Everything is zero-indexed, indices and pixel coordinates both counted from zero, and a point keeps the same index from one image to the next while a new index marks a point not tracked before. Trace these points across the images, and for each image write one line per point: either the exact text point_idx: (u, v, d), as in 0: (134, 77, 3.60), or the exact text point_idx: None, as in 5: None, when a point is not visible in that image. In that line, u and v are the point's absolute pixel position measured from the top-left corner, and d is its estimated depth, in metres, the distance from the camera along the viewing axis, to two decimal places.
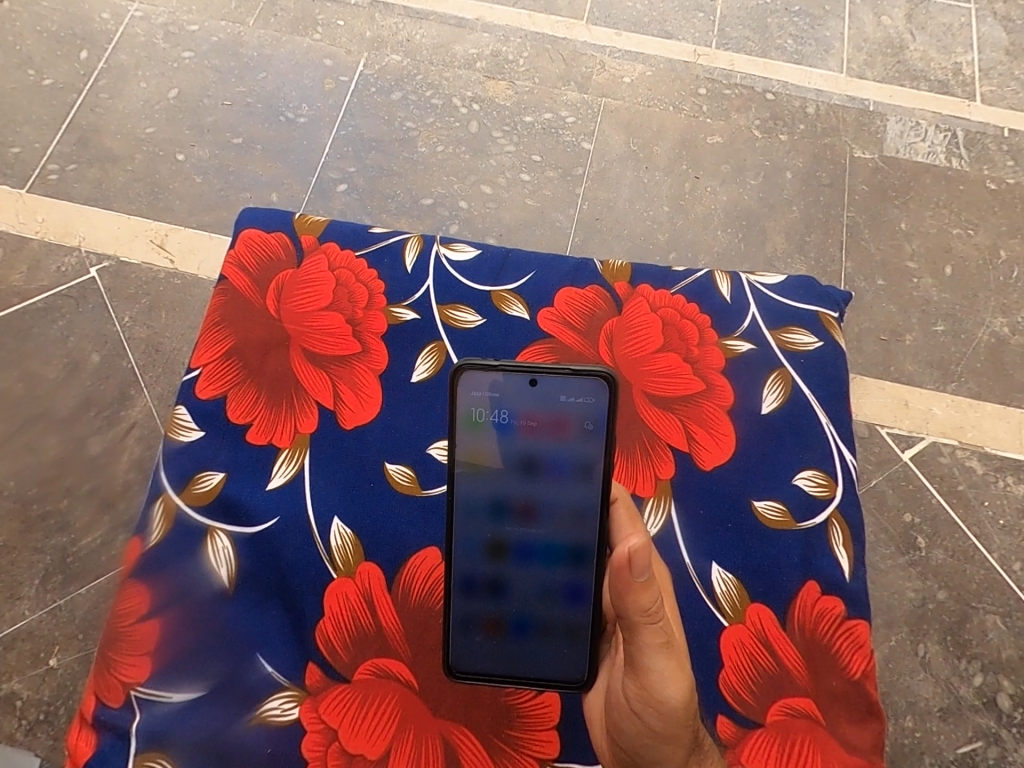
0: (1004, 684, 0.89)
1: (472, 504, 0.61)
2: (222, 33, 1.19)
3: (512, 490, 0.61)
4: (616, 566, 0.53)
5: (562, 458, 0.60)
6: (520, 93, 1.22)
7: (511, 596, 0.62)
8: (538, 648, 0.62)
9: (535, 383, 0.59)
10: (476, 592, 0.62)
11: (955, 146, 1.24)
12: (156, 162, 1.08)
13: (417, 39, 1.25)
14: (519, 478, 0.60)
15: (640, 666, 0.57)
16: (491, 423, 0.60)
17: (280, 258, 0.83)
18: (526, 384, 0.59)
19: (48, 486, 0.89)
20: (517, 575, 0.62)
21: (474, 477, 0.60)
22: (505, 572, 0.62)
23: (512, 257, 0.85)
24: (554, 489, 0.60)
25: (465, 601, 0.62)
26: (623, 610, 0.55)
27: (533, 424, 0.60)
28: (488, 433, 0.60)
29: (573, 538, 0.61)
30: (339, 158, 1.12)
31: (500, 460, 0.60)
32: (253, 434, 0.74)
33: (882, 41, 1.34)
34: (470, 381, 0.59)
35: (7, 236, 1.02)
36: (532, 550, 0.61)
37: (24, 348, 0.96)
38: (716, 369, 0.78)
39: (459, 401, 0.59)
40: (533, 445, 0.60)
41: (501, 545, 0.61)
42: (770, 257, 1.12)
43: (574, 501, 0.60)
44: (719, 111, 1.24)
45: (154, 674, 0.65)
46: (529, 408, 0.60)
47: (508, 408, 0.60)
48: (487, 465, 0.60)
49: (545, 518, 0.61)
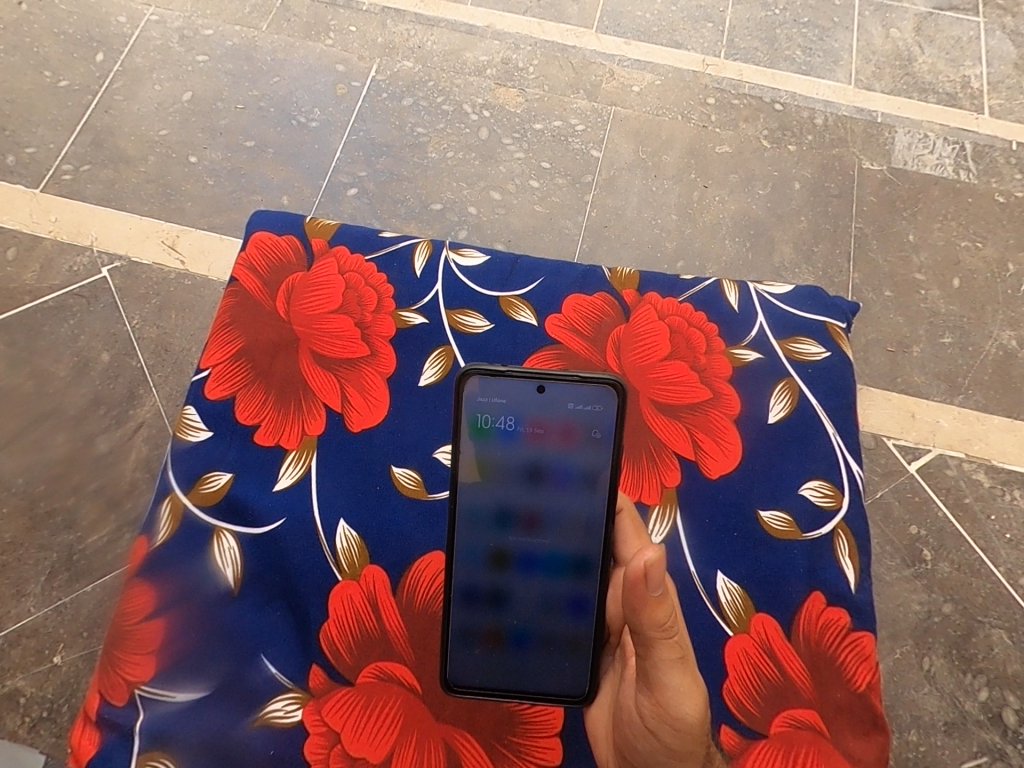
0: (1010, 700, 0.89)
1: (475, 512, 0.61)
2: (236, 38, 1.20)
3: (517, 498, 0.61)
4: (632, 580, 0.53)
5: (568, 466, 0.60)
6: (531, 101, 1.23)
7: (511, 606, 0.62)
8: (538, 662, 0.62)
9: (543, 390, 0.59)
10: (477, 602, 0.62)
11: (963, 158, 1.24)
12: (170, 164, 1.09)
13: (428, 45, 1.27)
14: (524, 486, 0.60)
15: (654, 682, 0.56)
16: (498, 429, 0.60)
17: (291, 260, 0.84)
18: (533, 391, 0.60)
19: (56, 484, 0.89)
20: (519, 585, 0.62)
21: (479, 484, 0.60)
22: (507, 583, 0.62)
23: (521, 263, 0.86)
24: (559, 497, 0.60)
25: (465, 611, 0.62)
26: (636, 624, 0.55)
27: (540, 430, 0.60)
28: (495, 439, 0.60)
29: (577, 548, 0.61)
30: (350, 162, 1.13)
31: (505, 467, 0.60)
32: (261, 435, 0.74)
33: (890, 53, 1.34)
34: (477, 386, 0.59)
35: (21, 235, 1.02)
36: (535, 561, 0.61)
37: (35, 346, 0.96)
38: (723, 378, 0.78)
39: (466, 406, 0.59)
40: (539, 452, 0.60)
41: (504, 555, 0.61)
42: (778, 267, 1.13)
43: (578, 511, 0.60)
44: (728, 121, 1.25)
45: (158, 672, 0.65)
46: (536, 414, 0.60)
47: (515, 413, 0.60)
48: (492, 472, 0.60)
49: (550, 527, 0.61)
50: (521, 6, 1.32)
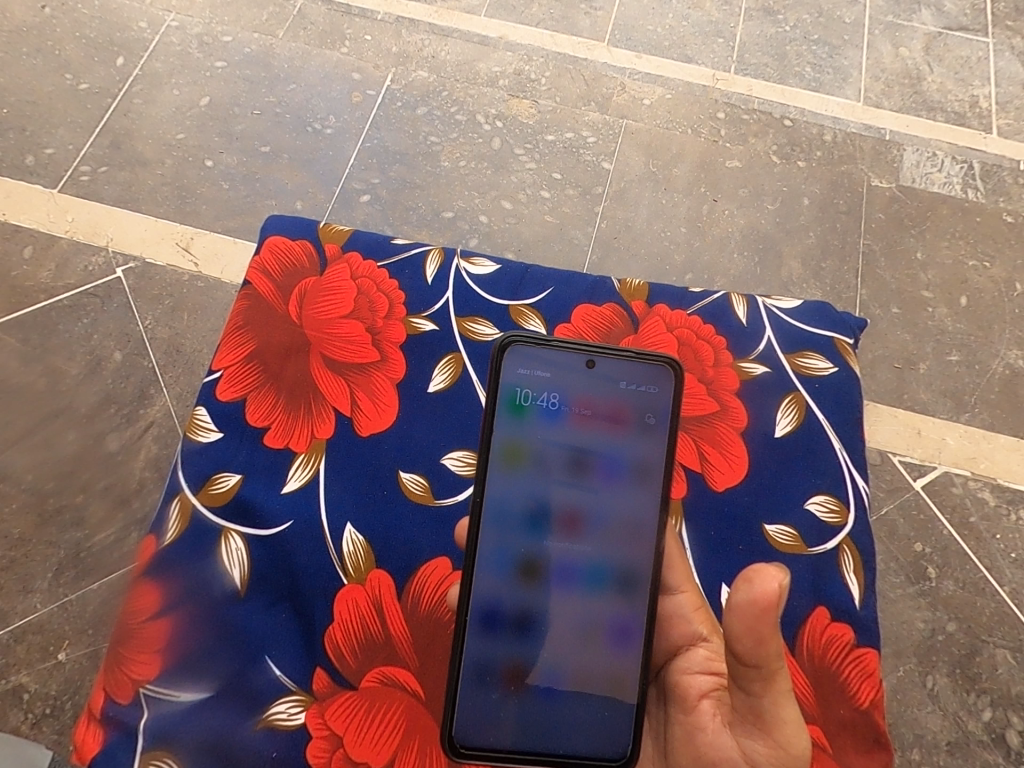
0: (1013, 721, 0.88)
1: (510, 498, 0.60)
2: (255, 45, 1.22)
3: (558, 491, 0.60)
4: (761, 608, 0.47)
5: (616, 455, 0.61)
6: (544, 112, 1.24)
7: (538, 626, 0.59)
8: (567, 707, 0.58)
9: (592, 364, 0.61)
10: (504, 624, 0.59)
11: (971, 178, 1.25)
12: (186, 167, 1.11)
13: (442, 55, 1.28)
14: (567, 475, 0.61)
15: (769, 727, 0.51)
16: (540, 408, 0.61)
17: (304, 265, 0.85)
18: (582, 366, 0.61)
19: (65, 481, 0.90)
20: (552, 605, 0.59)
21: (519, 472, 0.60)
22: (539, 602, 0.59)
23: (531, 273, 0.86)
24: (603, 490, 0.60)
25: (491, 637, 0.58)
26: (757, 660, 0.49)
27: (585, 412, 0.61)
28: (536, 417, 0.61)
29: (620, 555, 0.60)
30: (364, 169, 1.15)
31: (547, 453, 0.61)
32: (270, 437, 0.75)
33: (900, 72, 1.36)
34: (518, 359, 0.60)
35: (37, 235, 1.04)
36: (573, 571, 0.60)
37: (48, 344, 0.97)
38: (731, 391, 0.79)
39: (505, 378, 0.60)
40: (583, 433, 0.61)
41: (538, 562, 0.59)
42: (786, 282, 1.13)
43: (621, 501, 0.60)
44: (738, 136, 1.26)
45: (163, 672, 0.66)
46: (582, 395, 0.61)
47: (559, 393, 0.61)
48: (532, 459, 0.60)
49: (592, 527, 0.60)
50: (534, 18, 1.34)
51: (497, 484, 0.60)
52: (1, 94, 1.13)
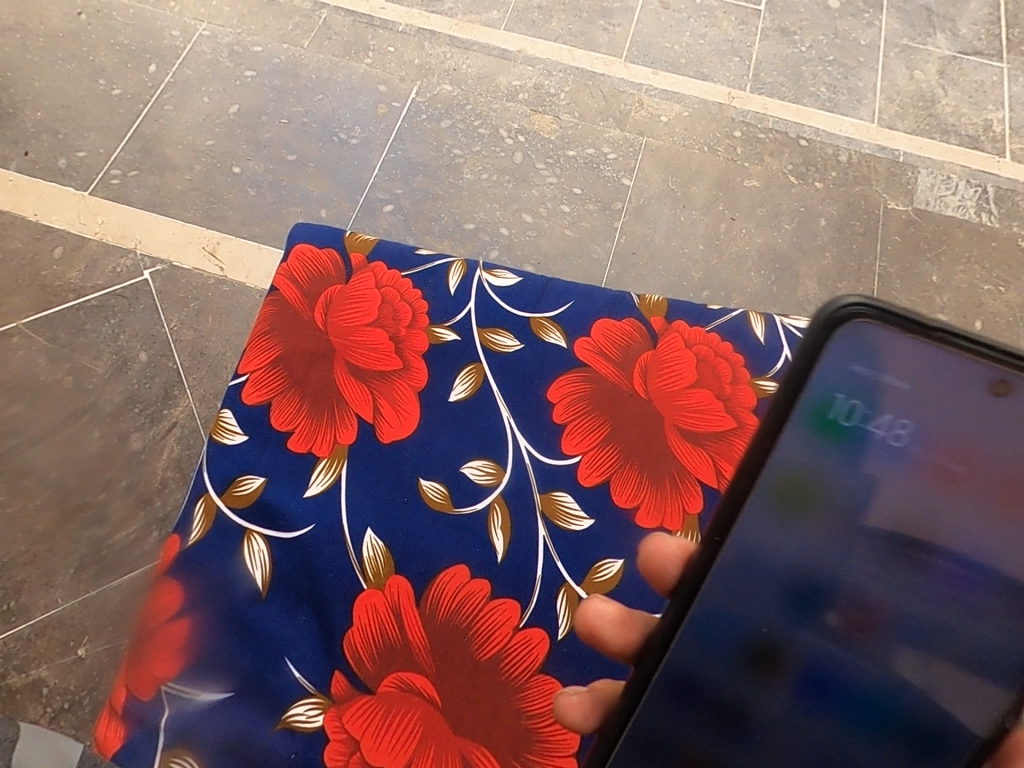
0: None
1: (784, 536, 0.45)
2: (283, 56, 1.25)
3: (856, 561, 0.46)
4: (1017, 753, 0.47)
5: (964, 542, 0.44)
6: (565, 128, 1.26)
7: (749, 725, 0.49)
8: None
9: (1006, 391, 0.41)
10: (708, 705, 0.49)
11: (985, 201, 1.26)
12: (214, 173, 1.13)
13: (464, 68, 1.31)
14: (880, 541, 0.45)
15: None
16: (872, 435, 0.43)
17: (330, 273, 0.86)
18: (985, 390, 0.41)
19: (88, 478, 0.92)
20: (770, 710, 0.49)
21: (810, 517, 0.45)
22: (758, 698, 0.49)
23: (552, 286, 0.88)
24: (926, 580, 0.45)
25: (689, 717, 0.49)
26: None
27: (947, 467, 0.43)
28: (871, 443, 0.43)
29: (903, 672, 0.46)
30: (388, 179, 1.17)
31: (857, 505, 0.44)
32: (294, 442, 0.76)
33: (914, 94, 1.37)
34: (854, 356, 0.41)
35: (68, 236, 1.06)
36: (824, 672, 0.48)
37: (76, 343, 0.99)
38: (748, 408, 0.79)
39: (830, 372, 0.41)
40: (934, 495, 0.43)
41: (786, 646, 0.47)
42: (802, 301, 1.14)
43: (959, 590, 0.44)
44: (754, 154, 1.27)
45: (184, 670, 0.66)
46: (956, 439, 0.42)
47: (915, 427, 0.42)
48: (831, 505, 0.44)
49: (885, 626, 0.46)
50: (554, 33, 1.37)
51: (767, 526, 0.45)
52: (37, 99, 1.16)
